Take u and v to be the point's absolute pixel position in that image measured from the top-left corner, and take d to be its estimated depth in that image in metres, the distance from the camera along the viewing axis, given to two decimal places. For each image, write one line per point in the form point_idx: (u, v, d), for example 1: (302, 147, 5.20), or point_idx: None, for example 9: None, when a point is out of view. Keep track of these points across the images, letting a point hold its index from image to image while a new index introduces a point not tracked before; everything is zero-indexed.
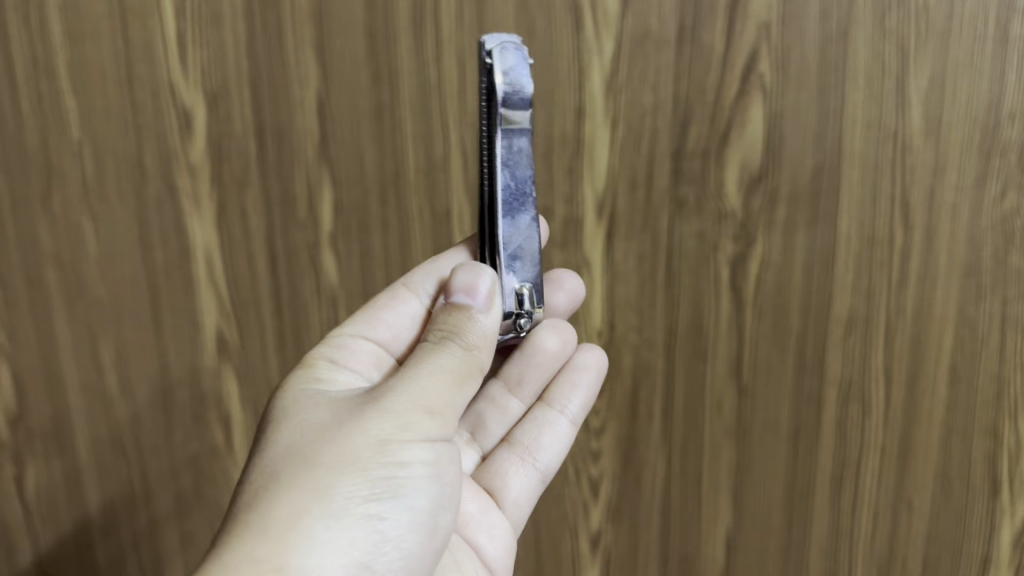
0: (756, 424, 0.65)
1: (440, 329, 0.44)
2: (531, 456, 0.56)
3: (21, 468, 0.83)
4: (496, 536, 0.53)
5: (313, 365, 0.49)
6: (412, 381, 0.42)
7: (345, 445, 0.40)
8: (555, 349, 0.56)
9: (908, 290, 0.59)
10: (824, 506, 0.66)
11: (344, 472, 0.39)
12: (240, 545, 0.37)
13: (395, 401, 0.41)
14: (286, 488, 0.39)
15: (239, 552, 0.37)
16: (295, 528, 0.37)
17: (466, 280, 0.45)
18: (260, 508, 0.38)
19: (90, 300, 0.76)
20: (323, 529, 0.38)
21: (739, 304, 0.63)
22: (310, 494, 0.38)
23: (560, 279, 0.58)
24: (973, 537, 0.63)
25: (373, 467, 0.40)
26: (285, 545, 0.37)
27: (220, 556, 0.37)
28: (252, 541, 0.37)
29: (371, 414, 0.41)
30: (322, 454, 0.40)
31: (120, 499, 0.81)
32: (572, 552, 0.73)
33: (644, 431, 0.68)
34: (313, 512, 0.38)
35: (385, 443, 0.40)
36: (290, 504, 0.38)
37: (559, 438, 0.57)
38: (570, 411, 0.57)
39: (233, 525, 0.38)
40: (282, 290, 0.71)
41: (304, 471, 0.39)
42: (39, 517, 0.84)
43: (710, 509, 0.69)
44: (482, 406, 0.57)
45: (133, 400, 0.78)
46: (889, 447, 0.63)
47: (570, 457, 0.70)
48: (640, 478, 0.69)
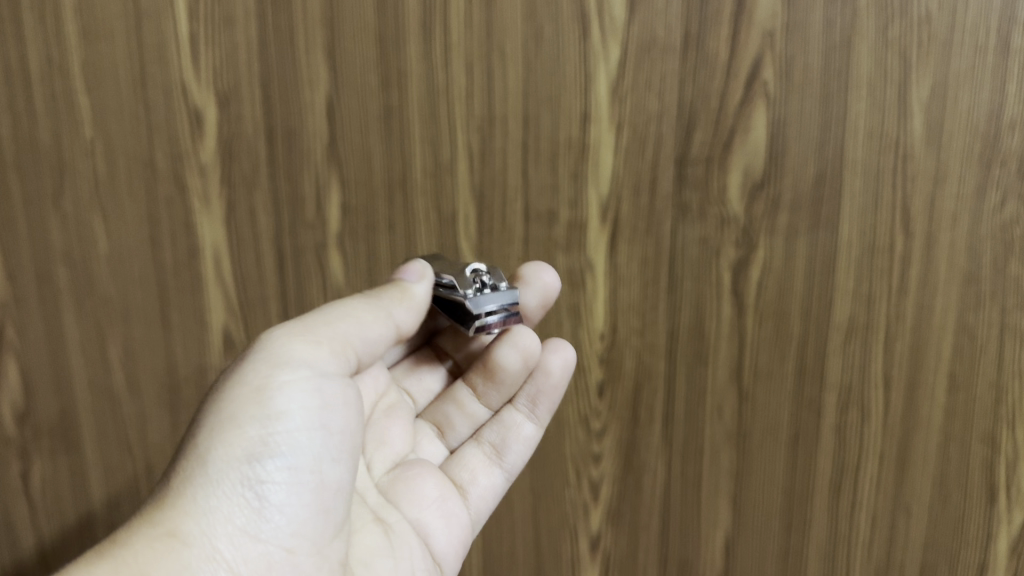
0: (756, 428, 0.66)
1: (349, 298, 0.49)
2: (498, 457, 0.57)
3: (26, 462, 0.84)
4: (452, 526, 0.53)
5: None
6: (300, 331, 0.45)
7: (225, 405, 0.42)
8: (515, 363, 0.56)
9: (908, 297, 0.60)
10: (823, 510, 0.66)
11: (225, 434, 0.41)
12: (137, 523, 0.40)
13: (274, 350, 0.43)
14: (180, 463, 0.41)
15: (139, 527, 0.39)
16: (183, 496, 0.40)
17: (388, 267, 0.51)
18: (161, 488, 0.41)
19: (99, 298, 0.77)
20: (206, 493, 0.40)
21: (741, 309, 0.63)
22: (193, 461, 0.41)
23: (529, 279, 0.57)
24: (969, 545, 0.64)
25: (250, 422, 0.41)
26: (177, 513, 0.39)
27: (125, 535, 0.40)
28: (147, 517, 0.40)
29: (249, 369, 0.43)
30: (207, 418, 0.42)
31: (124, 497, 0.82)
32: (571, 553, 0.74)
33: (645, 435, 0.69)
34: (196, 476, 0.40)
35: (261, 394, 0.42)
36: (179, 475, 0.41)
37: (525, 441, 0.58)
38: (537, 414, 0.58)
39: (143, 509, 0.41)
40: (288, 289, 0.72)
41: (195, 442, 0.42)
42: (44, 512, 0.85)
43: (710, 513, 0.69)
44: (447, 407, 0.58)
45: (140, 398, 0.79)
46: (888, 453, 0.64)
47: (571, 460, 0.71)
48: (641, 481, 0.70)
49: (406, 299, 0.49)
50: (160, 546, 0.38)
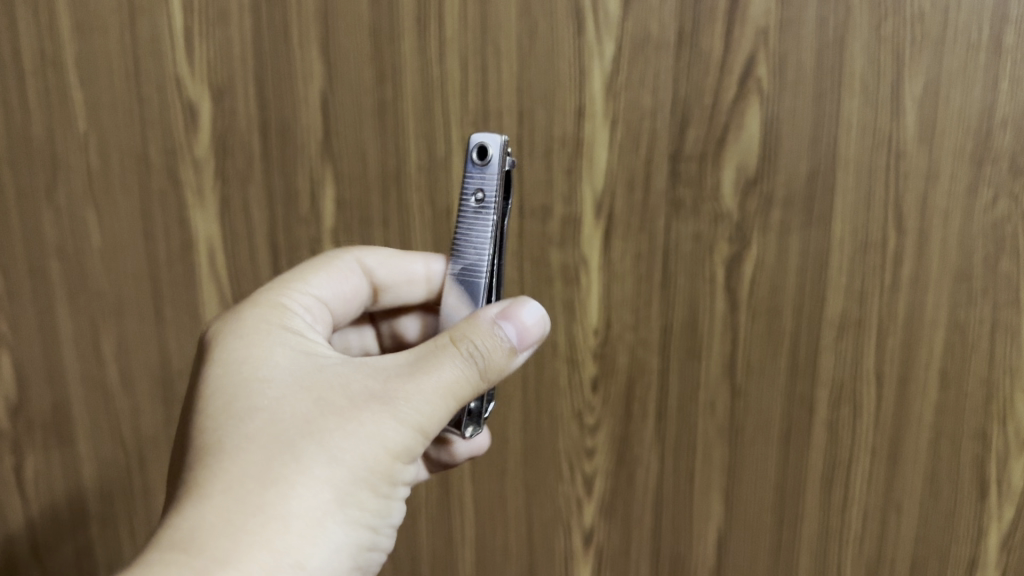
0: (749, 424, 0.66)
1: (479, 347, 0.41)
2: None
3: (19, 457, 0.84)
4: None
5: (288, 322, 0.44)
6: (446, 387, 0.40)
7: (371, 453, 0.39)
8: None
9: (900, 293, 0.60)
10: (815, 504, 0.67)
11: (359, 482, 0.39)
12: (262, 530, 0.36)
13: (427, 408, 0.40)
14: (310, 480, 0.37)
15: (260, 541, 0.35)
16: (318, 528, 0.37)
17: (516, 314, 0.42)
18: (283, 494, 0.37)
19: (93, 292, 0.77)
20: (336, 535, 0.38)
21: (734, 304, 0.64)
22: (331, 496, 0.38)
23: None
24: (960, 540, 0.64)
25: (384, 482, 0.40)
26: (307, 545, 0.37)
27: (237, 541, 0.35)
28: (277, 532, 0.36)
29: (398, 423, 0.39)
30: (349, 451, 0.38)
31: (118, 490, 0.82)
32: (564, 547, 0.74)
33: (638, 430, 0.69)
34: (333, 515, 0.38)
35: (402, 459, 0.40)
36: (313, 499, 0.37)
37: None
38: None
39: (243, 502, 0.36)
40: None
41: (326, 468, 0.38)
42: (37, 507, 0.85)
43: (703, 508, 0.70)
44: None
45: (133, 391, 0.79)
46: (880, 448, 0.64)
47: (565, 455, 0.71)
48: (634, 476, 0.70)
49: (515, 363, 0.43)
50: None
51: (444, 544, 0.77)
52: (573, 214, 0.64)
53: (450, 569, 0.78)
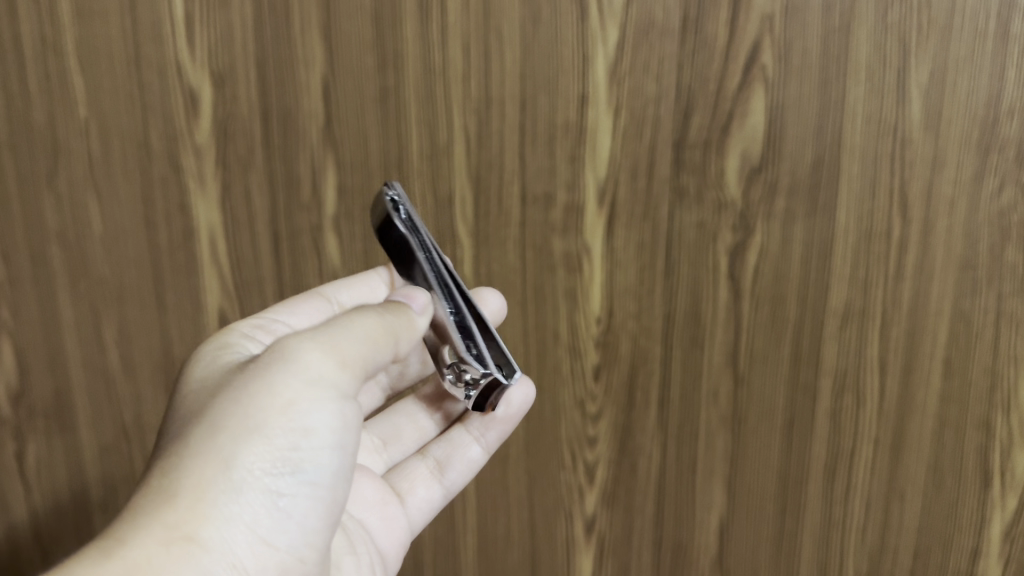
0: (752, 413, 0.66)
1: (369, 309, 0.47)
2: (440, 472, 0.57)
3: (21, 443, 0.84)
4: (391, 530, 0.53)
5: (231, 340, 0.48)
6: (327, 335, 0.43)
7: (253, 410, 0.40)
8: (515, 402, 0.57)
9: (904, 281, 0.60)
10: (818, 493, 0.67)
11: (248, 441, 0.40)
12: (143, 514, 0.38)
13: (304, 355, 0.42)
14: (191, 456, 0.39)
15: (142, 522, 0.37)
16: (203, 499, 0.38)
17: (406, 291, 0.50)
18: (167, 476, 0.39)
19: (94, 279, 0.76)
20: (226, 504, 0.39)
21: (737, 293, 0.63)
22: (213, 464, 0.39)
23: (483, 297, 0.61)
24: (962, 530, 0.64)
25: (278, 436, 0.40)
26: (193, 517, 0.38)
27: (128, 522, 0.37)
28: (158, 510, 0.38)
29: (279, 374, 0.41)
30: (230, 417, 0.40)
31: (119, 477, 0.82)
32: (566, 535, 0.74)
33: (640, 419, 0.69)
34: (218, 484, 0.39)
35: (291, 408, 0.41)
36: (195, 473, 0.39)
37: (469, 464, 0.58)
38: (486, 440, 0.58)
39: (136, 494, 0.39)
40: (284, 271, 0.72)
41: (210, 436, 0.40)
42: (39, 493, 0.85)
43: (705, 496, 0.70)
44: (399, 420, 0.59)
45: (134, 378, 0.79)
46: (883, 438, 0.64)
47: (567, 443, 0.71)
48: (636, 464, 0.70)
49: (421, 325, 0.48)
50: (178, 551, 0.37)
51: (445, 532, 0.77)
52: (576, 201, 0.64)
53: (452, 557, 0.78)
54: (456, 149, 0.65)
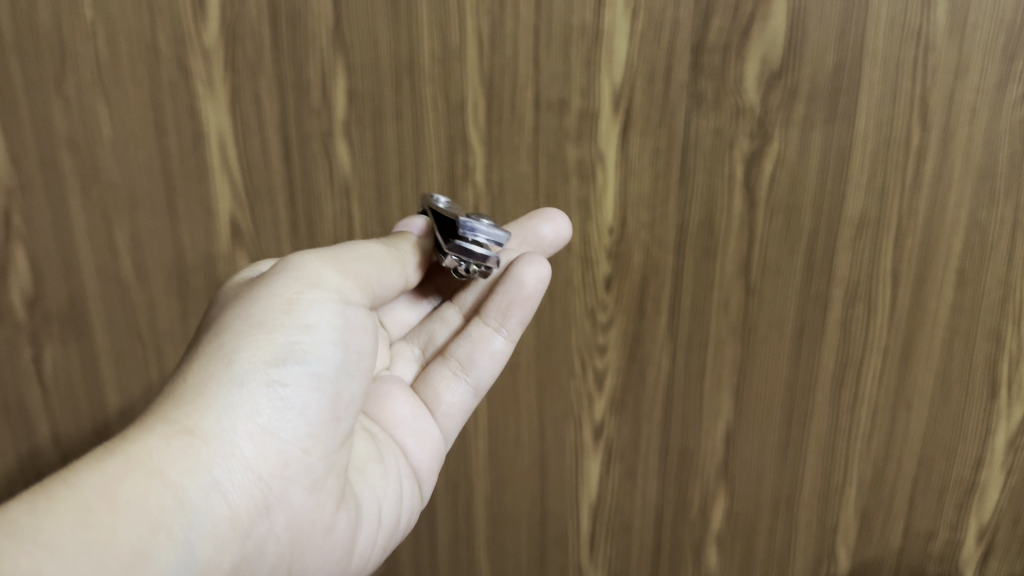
0: (762, 322, 0.67)
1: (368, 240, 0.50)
2: (465, 372, 0.54)
3: (36, 348, 0.84)
4: (423, 442, 0.53)
5: (256, 262, 0.51)
6: (327, 254, 0.45)
7: (255, 311, 0.42)
8: (533, 284, 0.53)
9: (921, 190, 0.60)
10: (825, 401, 0.69)
11: (248, 340, 0.41)
12: (153, 415, 0.40)
13: (304, 264, 0.44)
14: (199, 358, 0.41)
15: (149, 421, 0.39)
16: (206, 394, 0.40)
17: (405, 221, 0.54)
18: (178, 379, 0.41)
19: (105, 185, 0.76)
20: (229, 396, 0.40)
21: (752, 202, 0.63)
22: (217, 361, 0.41)
23: (550, 215, 0.59)
24: (968, 440, 0.69)
25: (279, 331, 0.42)
26: (196, 409, 0.39)
27: (135, 427, 0.39)
28: (166, 409, 0.40)
29: (280, 279, 0.43)
30: (234, 321, 0.42)
31: (136, 381, 0.84)
32: (575, 441, 0.76)
33: (651, 327, 0.69)
34: (220, 378, 0.40)
35: (292, 306, 0.42)
36: (201, 372, 0.41)
37: (495, 356, 0.55)
38: (508, 328, 0.55)
39: (149, 405, 0.41)
40: (295, 178, 0.71)
41: (215, 342, 0.42)
42: (57, 397, 0.86)
43: (713, 404, 0.71)
44: (432, 324, 0.57)
45: (149, 285, 0.79)
46: (892, 348, 0.66)
47: (577, 351, 0.71)
48: (645, 372, 0.71)
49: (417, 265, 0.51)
50: (178, 443, 0.38)
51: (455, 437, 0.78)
52: (590, 106, 0.63)
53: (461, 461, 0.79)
54: (468, 53, 0.64)
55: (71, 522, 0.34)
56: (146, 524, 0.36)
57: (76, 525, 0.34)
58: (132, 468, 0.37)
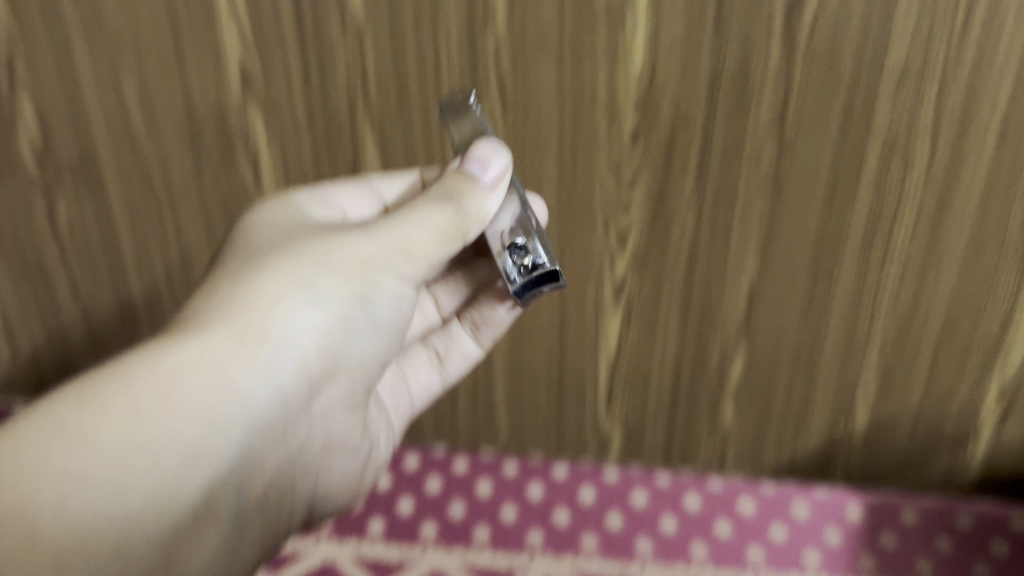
0: (792, 177, 0.65)
1: (444, 187, 0.47)
2: (440, 364, 0.60)
3: (50, 199, 0.80)
4: (397, 400, 0.58)
5: (311, 190, 0.52)
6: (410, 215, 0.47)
7: (335, 252, 0.45)
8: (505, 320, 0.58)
9: (970, 38, 0.56)
10: (853, 258, 0.68)
11: (325, 274, 0.44)
12: (223, 316, 0.42)
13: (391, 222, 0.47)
14: (273, 272, 0.43)
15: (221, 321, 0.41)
16: (276, 313, 0.42)
17: (482, 155, 0.48)
18: (247, 285, 0.43)
19: (110, 30, 0.69)
20: (297, 322, 0.43)
21: (790, 49, 0.59)
22: (295, 286, 0.43)
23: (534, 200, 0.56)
24: (997, 299, 0.68)
25: (354, 278, 0.45)
26: (266, 325, 0.42)
27: (208, 320, 0.41)
28: (237, 315, 0.42)
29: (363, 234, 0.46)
30: (314, 252, 0.45)
31: (151, 234, 0.81)
32: (595, 299, 0.74)
33: (678, 181, 0.67)
34: (293, 303, 0.43)
35: (369, 263, 0.45)
36: (277, 290, 0.43)
37: (467, 357, 0.60)
38: (482, 342, 0.60)
39: (215, 300, 0.42)
40: (306, 25, 0.65)
41: (293, 264, 0.44)
42: (73, 249, 0.84)
43: (738, 260, 0.70)
44: None
45: (160, 136, 0.74)
46: (927, 204, 0.64)
47: (600, 208, 0.69)
48: (670, 227, 0.69)
49: (492, 203, 0.48)
50: (247, 351, 0.41)
51: None
52: None
53: None
54: None
55: (121, 415, 0.36)
56: (200, 425, 0.38)
57: (127, 418, 0.36)
58: (194, 369, 0.39)
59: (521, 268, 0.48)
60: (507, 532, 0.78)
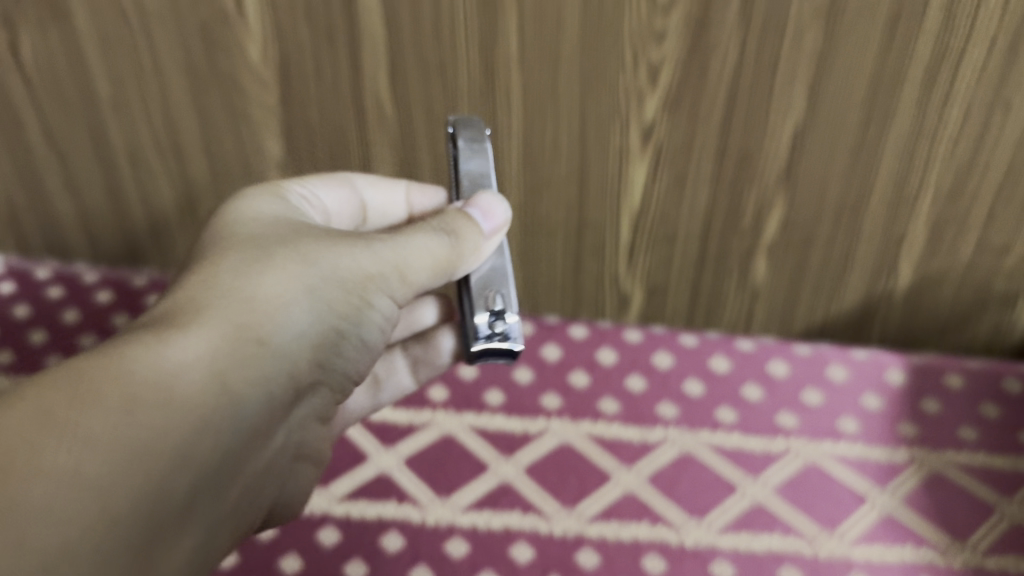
0: (852, 3, 0.57)
1: (441, 222, 0.46)
2: (372, 388, 0.55)
3: (10, 30, 0.67)
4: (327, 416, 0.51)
5: (302, 182, 0.49)
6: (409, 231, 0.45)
7: (341, 257, 0.42)
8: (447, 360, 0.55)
9: None
10: (912, 98, 0.61)
11: (329, 283, 0.42)
12: (226, 307, 0.38)
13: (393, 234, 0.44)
14: (280, 269, 0.40)
15: (227, 312, 0.38)
16: (281, 313, 0.40)
17: (486, 202, 0.48)
18: (253, 277, 0.40)
19: None
20: (298, 326, 0.40)
21: None
22: (301, 287, 0.40)
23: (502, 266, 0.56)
24: None
25: (354, 292, 0.43)
26: (272, 326, 0.39)
27: (213, 310, 0.38)
28: (242, 309, 0.39)
29: (367, 241, 0.44)
30: (321, 254, 0.42)
31: (128, 71, 0.68)
32: (620, 144, 0.66)
33: (721, 7, 0.58)
34: (298, 305, 0.40)
35: (371, 277, 0.43)
36: (283, 289, 0.40)
37: (402, 388, 0.56)
38: (419, 377, 0.56)
39: (220, 287, 0.39)
40: None
41: (300, 263, 0.41)
42: (44, 91, 0.70)
43: (783, 101, 0.62)
44: None
45: None
46: (1002, 32, 0.57)
47: (629, 38, 0.61)
48: (707, 62, 0.61)
49: (487, 248, 0.48)
50: (251, 352, 0.38)
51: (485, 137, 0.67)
52: None
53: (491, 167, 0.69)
54: None
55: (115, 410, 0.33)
56: (194, 426, 0.35)
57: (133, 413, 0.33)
58: (194, 369, 0.36)
59: (488, 332, 0.48)
60: (521, 395, 0.73)
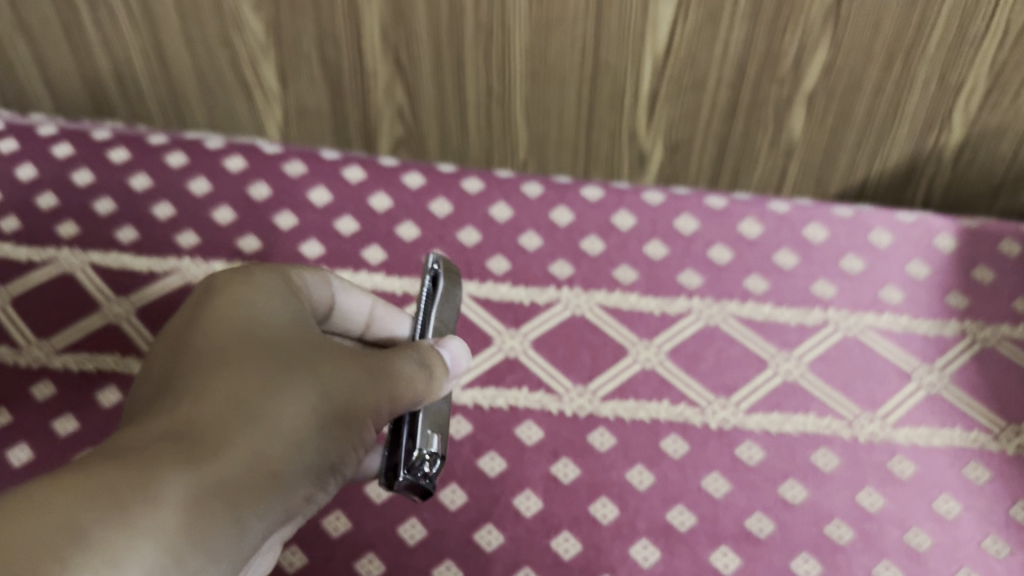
0: None
1: (429, 353, 0.44)
2: None
3: None
4: None
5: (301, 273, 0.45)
6: (411, 356, 0.43)
7: (354, 384, 0.40)
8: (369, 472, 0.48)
9: None
10: None
11: (340, 418, 0.39)
12: (241, 443, 0.36)
13: (396, 357, 0.42)
14: (294, 397, 0.38)
15: (240, 442, 0.36)
16: (294, 451, 0.37)
17: (455, 346, 0.47)
18: (266, 400, 0.37)
19: None
20: (307, 463, 0.38)
21: None
22: (312, 420, 0.38)
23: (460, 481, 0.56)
24: None
25: (361, 432, 0.40)
26: (284, 464, 0.37)
27: (227, 440, 0.35)
28: (256, 440, 0.36)
29: (374, 361, 0.41)
30: (334, 382, 0.39)
31: None
32: None
33: None
34: (310, 446, 0.38)
35: (377, 410, 0.41)
36: (295, 419, 0.37)
37: None
38: None
39: (231, 410, 0.36)
40: None
41: (312, 390, 0.38)
42: None
43: None
44: None
45: None
46: None
47: None
48: None
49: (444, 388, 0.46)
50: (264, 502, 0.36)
51: None
52: None
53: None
54: None
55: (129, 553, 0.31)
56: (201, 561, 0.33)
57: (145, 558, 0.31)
58: (205, 511, 0.34)
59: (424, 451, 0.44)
60: (528, 260, 0.66)
